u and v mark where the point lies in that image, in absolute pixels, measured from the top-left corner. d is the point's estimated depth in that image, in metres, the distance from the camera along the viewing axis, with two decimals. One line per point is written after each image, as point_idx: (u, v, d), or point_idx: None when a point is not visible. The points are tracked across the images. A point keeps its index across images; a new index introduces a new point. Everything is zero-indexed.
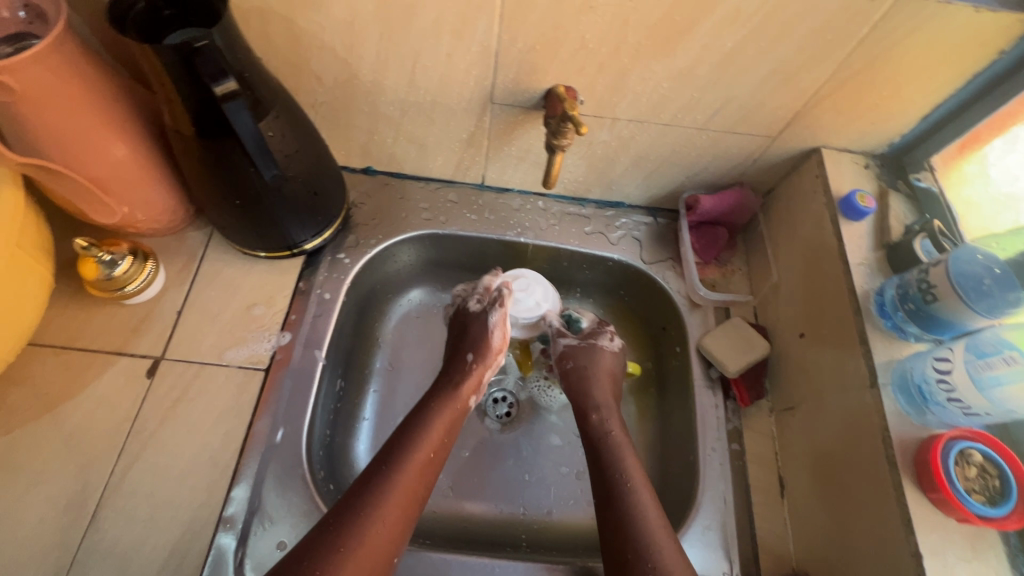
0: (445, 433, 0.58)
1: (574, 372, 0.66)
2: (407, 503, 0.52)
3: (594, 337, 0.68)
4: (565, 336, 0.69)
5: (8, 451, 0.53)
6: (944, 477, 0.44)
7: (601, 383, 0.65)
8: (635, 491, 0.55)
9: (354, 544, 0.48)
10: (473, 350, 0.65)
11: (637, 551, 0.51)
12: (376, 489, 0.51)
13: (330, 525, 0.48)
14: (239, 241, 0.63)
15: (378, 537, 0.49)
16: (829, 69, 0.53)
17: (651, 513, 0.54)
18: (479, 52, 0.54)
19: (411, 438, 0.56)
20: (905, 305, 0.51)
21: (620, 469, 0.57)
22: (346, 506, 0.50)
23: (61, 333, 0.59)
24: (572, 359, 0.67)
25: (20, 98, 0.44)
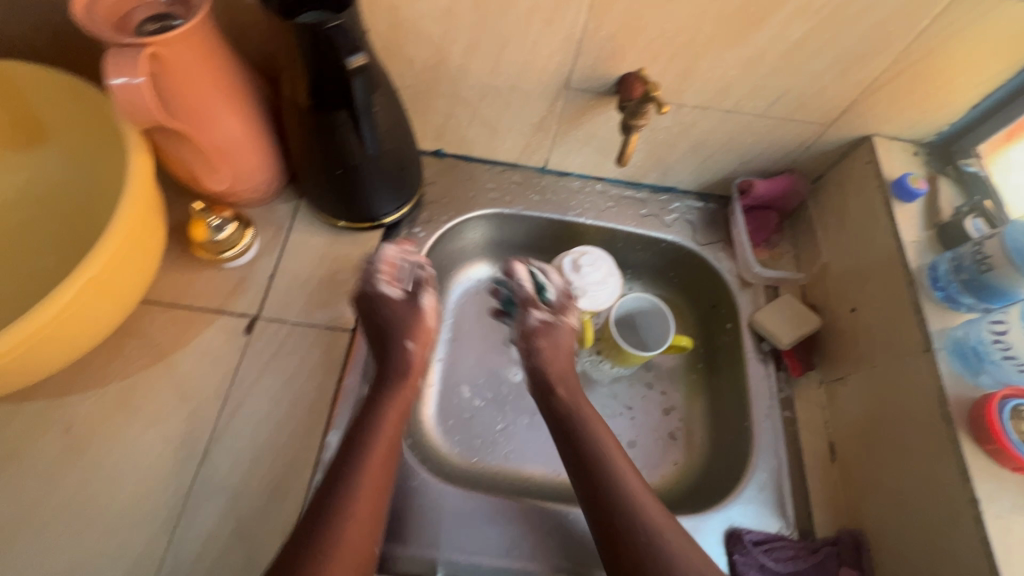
0: (401, 408, 0.61)
1: (541, 354, 0.67)
2: (383, 464, 0.56)
3: (563, 313, 0.68)
4: (533, 310, 0.68)
5: (127, 394, 0.59)
6: (999, 428, 0.48)
7: (561, 359, 0.67)
8: (614, 463, 0.58)
9: (351, 506, 0.52)
10: (413, 337, 0.65)
11: (620, 518, 0.54)
12: (355, 454, 0.55)
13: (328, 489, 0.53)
14: (327, 210, 0.68)
15: (366, 498, 0.53)
16: (887, 59, 0.58)
17: (634, 482, 0.57)
18: (564, 39, 0.59)
19: (377, 412, 0.59)
20: (959, 276, 0.54)
21: (592, 443, 0.60)
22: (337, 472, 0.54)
23: (168, 291, 0.64)
24: (544, 339, 0.67)
25: (167, 70, 0.49)
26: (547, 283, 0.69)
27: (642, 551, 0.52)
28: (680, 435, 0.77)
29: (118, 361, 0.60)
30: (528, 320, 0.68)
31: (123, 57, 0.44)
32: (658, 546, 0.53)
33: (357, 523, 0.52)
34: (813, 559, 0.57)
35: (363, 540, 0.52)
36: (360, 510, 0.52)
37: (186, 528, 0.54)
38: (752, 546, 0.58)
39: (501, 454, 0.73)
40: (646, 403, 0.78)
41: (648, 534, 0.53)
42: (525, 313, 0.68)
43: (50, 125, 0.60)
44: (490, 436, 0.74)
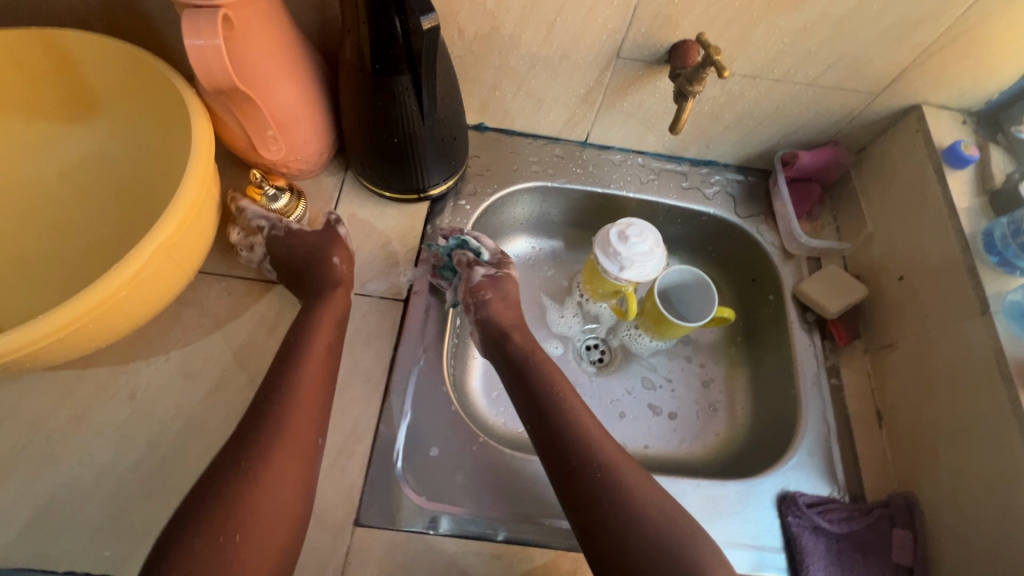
0: (337, 323, 0.60)
1: (491, 303, 0.65)
2: (317, 384, 0.55)
3: (504, 265, 0.69)
4: (474, 267, 0.66)
5: (188, 360, 0.60)
6: None
7: (512, 308, 0.66)
8: (567, 403, 0.57)
9: (281, 438, 0.51)
10: (338, 252, 0.64)
11: (579, 455, 0.54)
12: (282, 386, 0.54)
13: (255, 421, 0.52)
14: (377, 180, 0.68)
15: (299, 431, 0.52)
16: (942, 25, 0.58)
17: (589, 421, 0.57)
18: (620, 6, 0.59)
19: (301, 347, 0.56)
20: (1019, 238, 0.55)
21: (544, 383, 0.59)
22: (262, 405, 0.53)
23: (223, 262, 0.65)
24: (490, 290, 0.66)
25: (235, 35, 0.49)
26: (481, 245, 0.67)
27: (598, 486, 0.52)
28: (721, 407, 0.77)
29: (178, 329, 0.61)
30: (472, 277, 0.65)
31: (199, 18, 0.45)
32: (618, 481, 0.52)
33: (289, 456, 0.51)
34: (867, 520, 0.58)
35: (293, 472, 0.50)
36: (291, 443, 0.51)
37: None
38: (807, 508, 0.59)
39: None
40: (685, 375, 0.79)
41: (600, 465, 0.53)
42: (469, 271, 0.65)
43: (108, 97, 0.61)
44: None
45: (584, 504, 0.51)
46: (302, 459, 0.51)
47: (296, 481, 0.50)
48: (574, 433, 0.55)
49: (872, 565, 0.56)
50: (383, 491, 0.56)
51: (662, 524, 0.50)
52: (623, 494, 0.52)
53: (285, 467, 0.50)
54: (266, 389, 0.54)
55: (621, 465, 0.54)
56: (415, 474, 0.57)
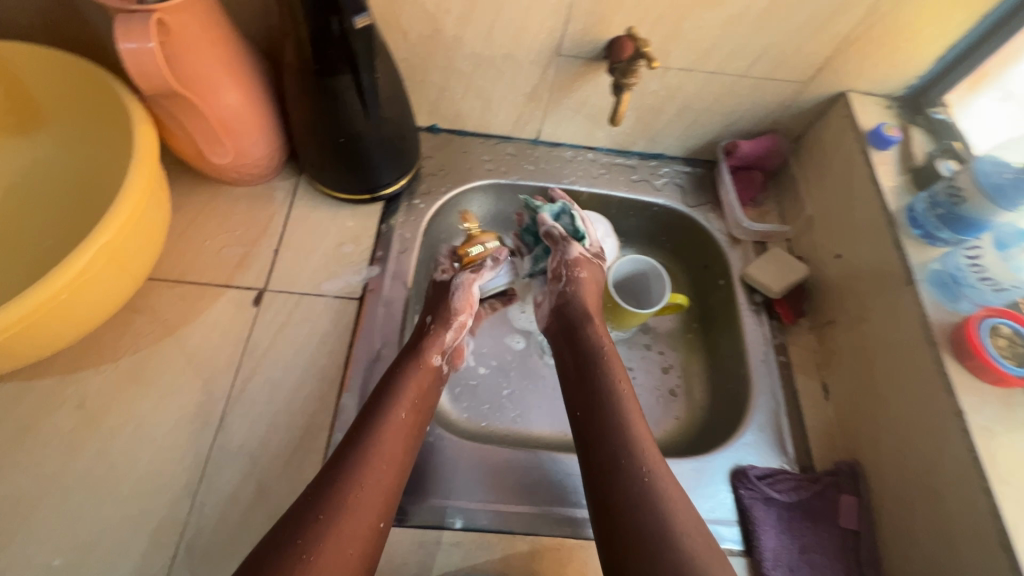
0: (421, 397, 0.58)
1: (581, 283, 0.68)
2: (396, 467, 0.53)
3: (601, 258, 0.72)
4: (573, 245, 0.70)
5: (140, 367, 0.59)
6: (980, 347, 0.51)
7: (592, 301, 0.68)
8: (623, 406, 0.58)
9: (384, 433, 0.53)
10: (434, 312, 0.66)
11: (623, 456, 0.54)
12: (396, 386, 0.57)
13: (369, 413, 0.55)
14: (328, 182, 0.69)
15: (398, 430, 0.54)
16: (856, 15, 0.61)
17: (640, 428, 0.57)
18: (555, 5, 0.61)
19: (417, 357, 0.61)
20: (936, 211, 0.58)
21: (605, 382, 0.60)
22: (378, 398, 0.56)
23: (174, 268, 0.65)
24: (584, 270, 0.69)
25: (171, 39, 0.50)
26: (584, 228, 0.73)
27: (633, 489, 0.52)
28: (680, 392, 0.79)
29: (128, 336, 0.61)
30: (569, 251, 0.70)
31: (131, 21, 0.46)
32: (652, 488, 0.52)
33: (390, 453, 0.53)
34: (815, 488, 0.60)
35: (392, 469, 0.52)
36: (391, 442, 0.53)
37: (208, 491, 0.54)
38: (757, 480, 0.60)
39: (508, 418, 0.76)
40: (644, 362, 0.81)
41: (643, 468, 0.53)
42: (566, 245, 0.70)
43: (50, 106, 0.61)
44: (496, 401, 0.78)
45: (614, 504, 0.52)
46: (398, 459, 0.53)
47: (392, 483, 0.52)
48: (622, 432, 0.56)
49: (821, 531, 0.58)
50: None
51: (680, 527, 0.50)
52: (654, 497, 0.51)
53: (382, 462, 0.52)
54: (380, 388, 0.57)
55: (660, 473, 0.53)
56: None
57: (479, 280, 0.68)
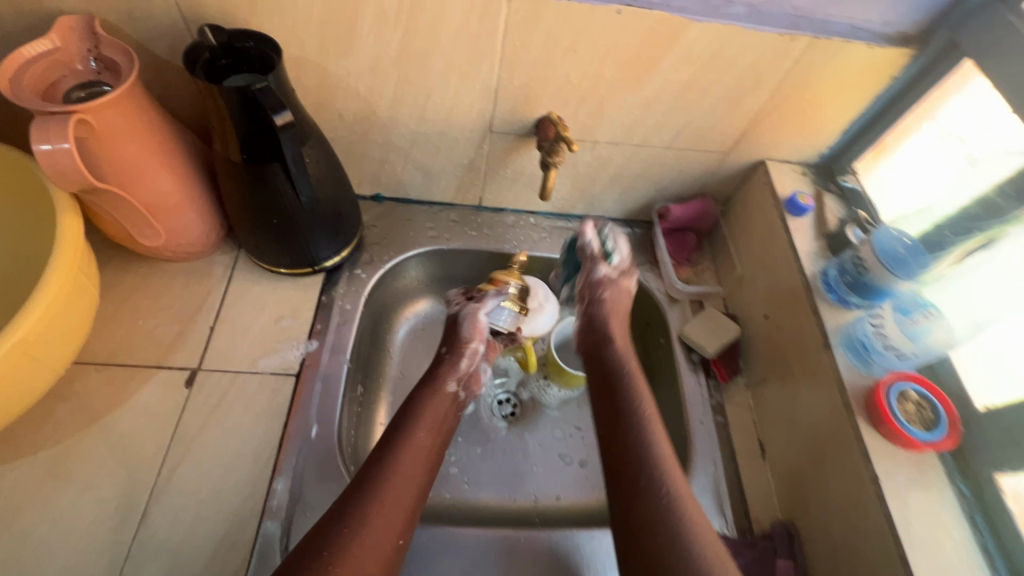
0: (435, 426, 0.64)
1: (604, 304, 0.72)
2: (411, 492, 0.56)
3: (628, 276, 0.75)
4: (602, 265, 0.74)
5: (59, 458, 0.57)
6: (888, 412, 0.54)
7: (616, 322, 0.72)
8: (647, 424, 0.60)
9: (398, 462, 0.58)
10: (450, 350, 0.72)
11: (638, 458, 0.57)
12: (408, 418, 0.63)
13: (386, 445, 0.59)
14: (266, 258, 0.69)
15: (414, 458, 0.59)
16: (764, 95, 0.65)
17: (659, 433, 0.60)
18: (482, 89, 0.64)
19: (431, 392, 0.66)
20: (845, 278, 0.62)
21: (629, 388, 0.64)
22: (392, 433, 0.61)
23: (102, 351, 0.64)
24: (608, 291, 0.73)
25: (95, 134, 0.51)
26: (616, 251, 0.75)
27: (650, 491, 0.54)
28: None
29: (48, 426, 0.59)
30: (595, 271, 0.74)
31: (48, 123, 0.47)
32: (669, 490, 0.54)
33: (408, 477, 0.57)
34: (752, 554, 0.60)
35: (405, 496, 0.56)
36: (406, 469, 0.58)
37: None
38: None
39: (457, 487, 0.75)
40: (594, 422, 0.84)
41: (655, 471, 0.55)
42: (593, 265, 0.73)
43: None
44: (445, 469, 0.77)
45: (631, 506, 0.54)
46: (415, 481, 0.58)
47: (406, 506, 0.55)
48: (644, 434, 0.59)
49: None
50: None
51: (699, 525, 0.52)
52: (672, 498, 0.54)
53: (399, 490, 0.56)
54: (398, 416, 0.64)
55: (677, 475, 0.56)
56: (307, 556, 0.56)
57: (484, 309, 0.73)
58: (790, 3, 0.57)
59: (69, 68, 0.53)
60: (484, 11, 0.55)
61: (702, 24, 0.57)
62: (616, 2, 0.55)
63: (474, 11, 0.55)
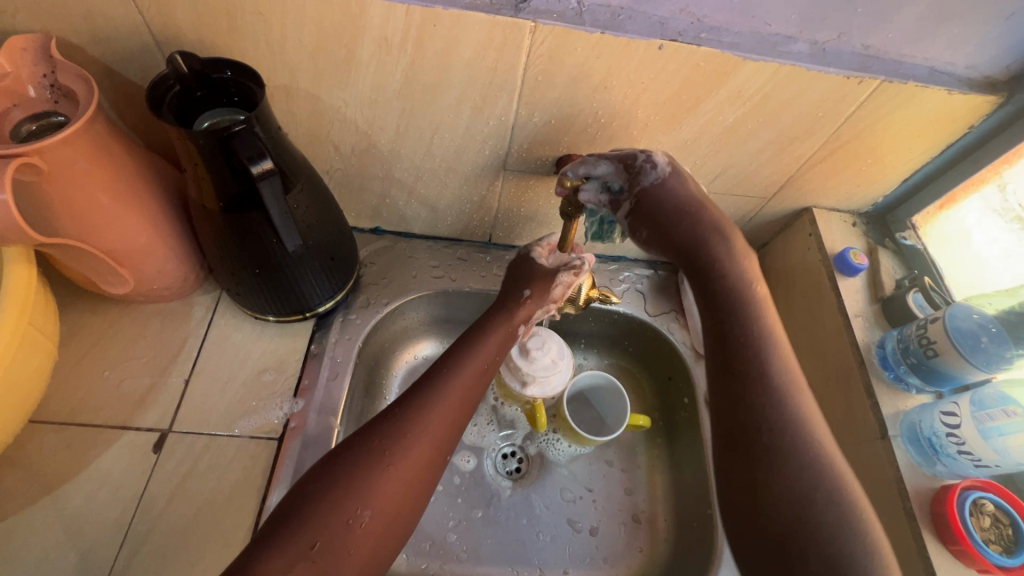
0: (500, 348, 0.55)
1: (653, 237, 0.53)
2: (463, 402, 0.50)
3: (637, 182, 0.53)
4: (624, 203, 0.55)
5: (5, 537, 0.51)
6: (962, 529, 0.46)
7: (685, 225, 0.52)
8: (752, 343, 0.49)
9: (439, 399, 0.48)
10: (531, 285, 0.58)
11: (750, 413, 0.47)
12: (470, 340, 0.54)
13: (432, 375, 0.50)
14: (249, 305, 0.62)
15: (461, 392, 0.50)
16: (820, 140, 0.57)
17: (784, 376, 0.48)
18: (497, 125, 0.56)
19: (503, 313, 0.57)
20: (907, 358, 0.54)
21: (748, 327, 0.50)
22: (439, 366, 0.51)
23: (63, 408, 0.57)
24: (641, 224, 0.54)
25: (46, 177, 0.44)
26: (608, 180, 0.55)
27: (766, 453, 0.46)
28: (644, 518, 0.74)
29: None
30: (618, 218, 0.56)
31: None
32: (789, 451, 0.45)
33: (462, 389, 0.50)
34: None
35: (442, 433, 0.47)
36: (466, 378, 0.51)
37: None
38: None
39: (456, 557, 0.69)
40: (607, 484, 0.75)
41: (770, 426, 0.46)
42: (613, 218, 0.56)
43: None
44: (442, 536, 0.70)
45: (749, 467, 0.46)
46: (469, 398, 0.50)
47: (440, 447, 0.47)
48: (760, 387, 0.48)
49: None
50: None
51: (828, 485, 0.44)
52: (795, 460, 0.45)
53: (431, 432, 0.47)
54: (456, 340, 0.54)
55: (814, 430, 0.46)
56: None
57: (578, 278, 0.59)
58: (862, 41, 0.49)
59: (19, 97, 0.46)
60: (503, 44, 0.48)
61: (757, 63, 0.49)
62: (658, 36, 0.47)
63: (491, 42, 0.48)
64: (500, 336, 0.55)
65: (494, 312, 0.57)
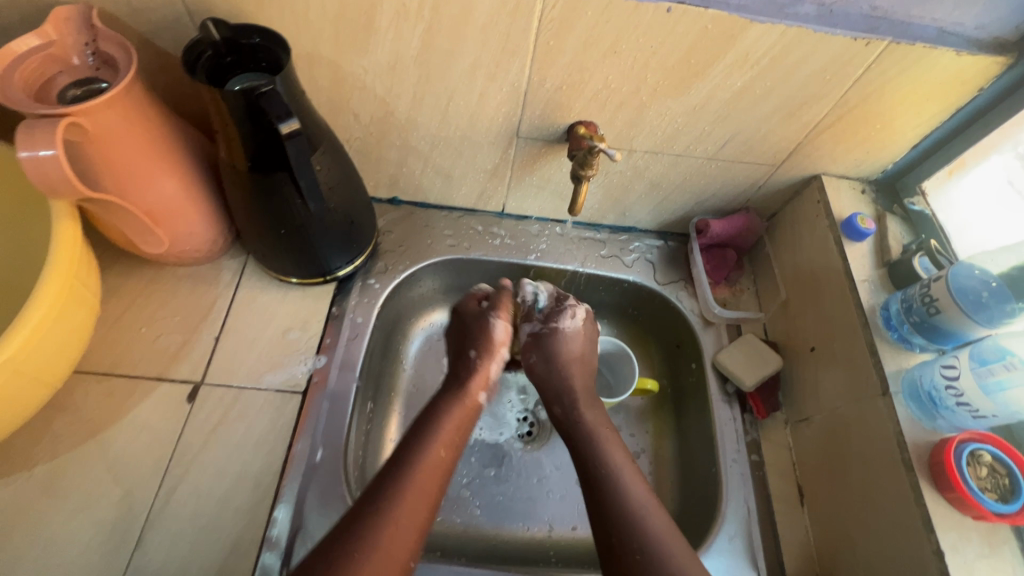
0: (457, 433, 0.57)
1: (539, 366, 0.66)
2: (429, 500, 0.51)
3: (555, 319, 0.67)
4: (526, 323, 0.68)
5: (54, 475, 0.55)
6: (959, 477, 0.47)
7: (574, 370, 0.65)
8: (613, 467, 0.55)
9: (394, 508, 0.48)
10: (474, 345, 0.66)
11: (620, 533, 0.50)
12: (423, 433, 0.56)
13: (382, 482, 0.51)
14: (274, 267, 0.65)
15: (415, 512, 0.49)
16: (828, 104, 0.58)
17: (641, 496, 0.53)
18: (510, 91, 0.58)
19: (456, 391, 0.61)
20: (911, 317, 0.55)
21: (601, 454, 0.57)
22: (390, 468, 0.52)
23: (104, 361, 0.61)
24: (535, 352, 0.67)
25: (90, 138, 0.47)
26: (539, 296, 0.68)
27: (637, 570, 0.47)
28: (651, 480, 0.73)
29: (45, 440, 0.56)
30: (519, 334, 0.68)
31: (36, 129, 0.43)
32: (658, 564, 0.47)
33: (422, 494, 0.51)
34: None
35: (401, 551, 0.47)
36: (424, 481, 0.51)
37: None
38: None
39: (468, 512, 0.72)
40: None
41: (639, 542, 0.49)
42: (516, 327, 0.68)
43: None
44: (456, 492, 0.73)
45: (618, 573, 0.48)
46: (430, 495, 0.51)
47: (400, 561, 0.47)
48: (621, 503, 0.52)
49: None
50: None
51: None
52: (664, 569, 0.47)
53: (391, 549, 0.46)
54: (417, 425, 0.57)
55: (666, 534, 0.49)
56: None
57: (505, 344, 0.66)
58: (869, 2, 0.50)
59: (64, 63, 0.49)
60: (515, 9, 0.50)
61: (763, 24, 0.50)
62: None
63: (504, 7, 0.49)
64: (455, 414, 0.59)
65: (448, 391, 0.61)
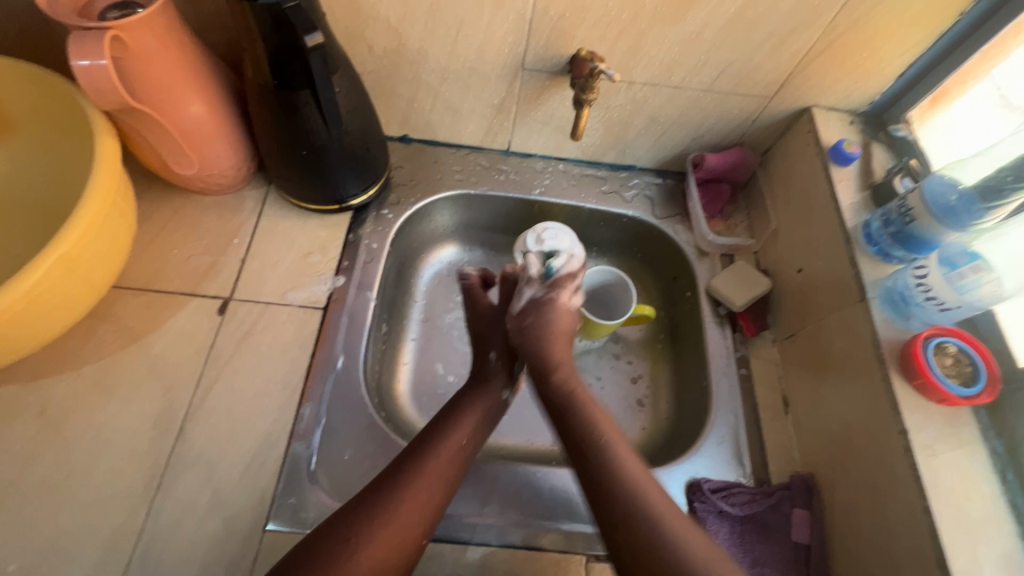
0: (473, 430, 0.59)
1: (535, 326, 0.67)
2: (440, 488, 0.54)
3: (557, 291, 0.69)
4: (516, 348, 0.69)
5: (102, 373, 0.60)
6: (924, 363, 0.52)
7: (557, 342, 0.66)
8: (606, 428, 0.57)
9: (408, 490, 0.52)
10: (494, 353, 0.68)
11: (623, 504, 0.51)
12: (444, 426, 0.58)
13: (403, 462, 0.54)
14: (295, 194, 0.70)
15: (425, 495, 0.52)
16: (817, 32, 0.61)
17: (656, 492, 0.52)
18: (516, 21, 0.62)
19: (479, 390, 0.63)
20: (889, 229, 0.59)
21: (593, 416, 0.58)
22: (408, 455, 0.55)
23: (141, 276, 0.66)
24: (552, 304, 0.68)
25: (130, 54, 0.51)
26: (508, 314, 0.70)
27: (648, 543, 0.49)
28: (647, 402, 0.77)
29: (92, 342, 0.62)
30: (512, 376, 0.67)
31: (86, 40, 0.47)
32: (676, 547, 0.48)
33: (436, 478, 0.54)
34: (770, 501, 0.60)
35: (412, 530, 0.51)
36: (437, 468, 0.54)
37: (165, 499, 0.55)
38: (711, 494, 0.60)
39: None
40: (615, 372, 0.79)
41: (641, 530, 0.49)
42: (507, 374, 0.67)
43: (22, 118, 0.62)
44: None
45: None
46: (445, 481, 0.54)
47: (407, 542, 0.50)
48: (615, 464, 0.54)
49: (772, 544, 0.58)
50: (295, 497, 0.56)
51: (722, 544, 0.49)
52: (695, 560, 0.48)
53: (399, 528, 0.50)
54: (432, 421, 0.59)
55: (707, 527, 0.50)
56: (332, 480, 0.58)
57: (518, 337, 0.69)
58: None
59: None
60: None
61: None
62: None
63: None
64: (474, 413, 0.61)
65: (470, 390, 0.64)
